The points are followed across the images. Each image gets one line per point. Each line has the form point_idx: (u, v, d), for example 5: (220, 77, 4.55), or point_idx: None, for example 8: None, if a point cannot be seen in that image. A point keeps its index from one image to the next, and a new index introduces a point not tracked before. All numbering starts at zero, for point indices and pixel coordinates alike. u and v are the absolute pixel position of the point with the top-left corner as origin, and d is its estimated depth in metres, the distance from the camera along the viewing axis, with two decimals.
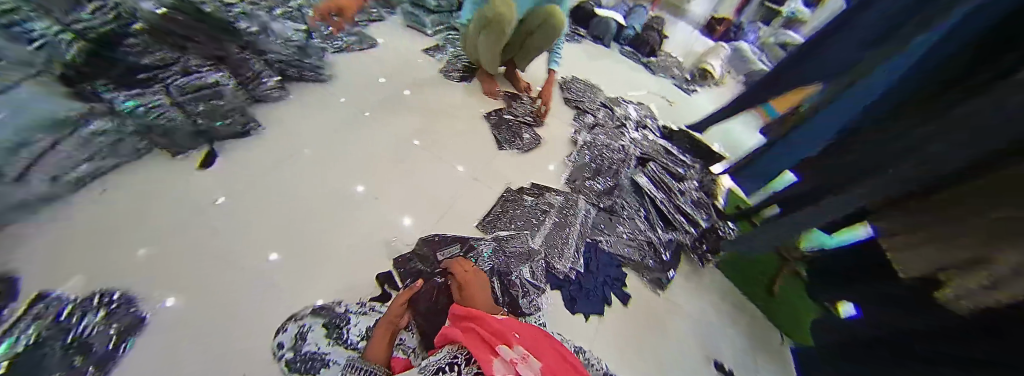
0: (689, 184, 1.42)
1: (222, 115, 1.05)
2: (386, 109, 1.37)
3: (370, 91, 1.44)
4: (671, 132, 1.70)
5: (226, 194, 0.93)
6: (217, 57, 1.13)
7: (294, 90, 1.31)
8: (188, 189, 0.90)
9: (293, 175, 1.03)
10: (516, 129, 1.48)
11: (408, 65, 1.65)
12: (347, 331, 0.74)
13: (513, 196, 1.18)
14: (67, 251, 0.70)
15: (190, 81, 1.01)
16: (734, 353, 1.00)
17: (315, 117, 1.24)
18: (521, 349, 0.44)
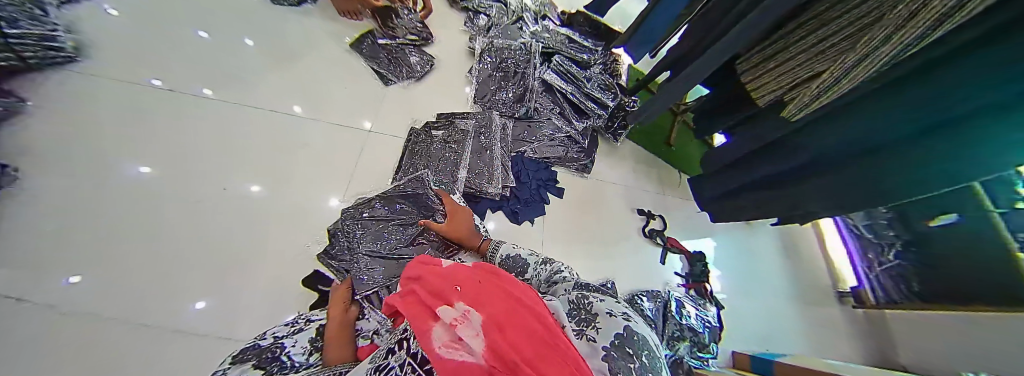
0: (595, 69, 1.18)
1: None
2: (182, 129, 0.90)
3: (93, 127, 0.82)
4: (569, 15, 1.28)
5: (82, 269, 0.70)
6: None
7: (12, 155, 0.74)
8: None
9: (104, 262, 0.72)
10: (399, 52, 1.15)
11: (271, 48, 1.08)
12: (287, 357, 0.55)
13: (421, 137, 0.99)
14: None
15: None
16: (652, 195, 1.18)
17: (43, 219, 0.72)
18: (463, 306, 0.33)
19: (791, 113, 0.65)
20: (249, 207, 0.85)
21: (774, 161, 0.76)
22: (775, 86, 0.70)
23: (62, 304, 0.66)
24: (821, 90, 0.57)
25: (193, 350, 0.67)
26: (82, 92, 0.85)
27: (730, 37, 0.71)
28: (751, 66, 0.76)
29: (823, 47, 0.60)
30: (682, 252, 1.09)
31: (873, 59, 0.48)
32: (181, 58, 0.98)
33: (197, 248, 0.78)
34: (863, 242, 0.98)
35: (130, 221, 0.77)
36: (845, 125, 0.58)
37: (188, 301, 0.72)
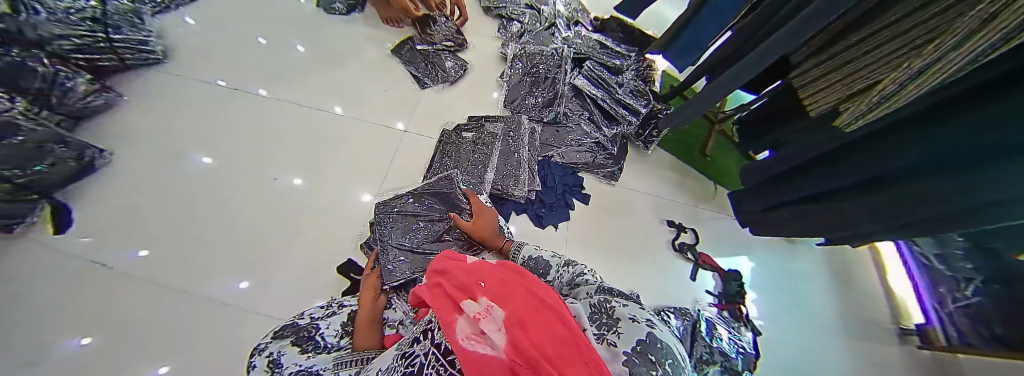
0: (628, 74, 1.16)
1: (34, 153, 0.69)
2: (241, 124, 0.99)
3: (170, 120, 0.94)
4: (603, 21, 1.27)
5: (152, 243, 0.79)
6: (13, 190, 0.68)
7: (106, 141, 0.87)
8: (87, 269, 0.73)
9: (169, 239, 0.81)
10: (434, 57, 1.20)
11: (321, 52, 1.18)
12: (321, 338, 0.59)
13: (452, 138, 1.03)
14: (46, 300, 0.69)
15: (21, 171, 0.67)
16: (684, 207, 1.12)
17: (124, 197, 0.83)
18: (486, 301, 0.34)
19: (847, 122, 0.63)
20: (293, 197, 0.92)
21: (825, 175, 0.70)
22: (833, 95, 0.67)
23: (135, 274, 0.75)
24: (878, 101, 0.56)
25: (237, 325, 0.74)
26: (162, 89, 0.97)
27: (769, 44, 0.68)
28: (807, 74, 0.73)
29: (881, 54, 0.57)
30: (716, 270, 1.03)
31: (937, 69, 0.46)
32: (243, 61, 1.09)
33: (247, 232, 0.85)
34: (934, 275, 0.87)
35: (193, 205, 0.86)
36: (917, 134, 0.52)
37: (236, 279, 0.79)
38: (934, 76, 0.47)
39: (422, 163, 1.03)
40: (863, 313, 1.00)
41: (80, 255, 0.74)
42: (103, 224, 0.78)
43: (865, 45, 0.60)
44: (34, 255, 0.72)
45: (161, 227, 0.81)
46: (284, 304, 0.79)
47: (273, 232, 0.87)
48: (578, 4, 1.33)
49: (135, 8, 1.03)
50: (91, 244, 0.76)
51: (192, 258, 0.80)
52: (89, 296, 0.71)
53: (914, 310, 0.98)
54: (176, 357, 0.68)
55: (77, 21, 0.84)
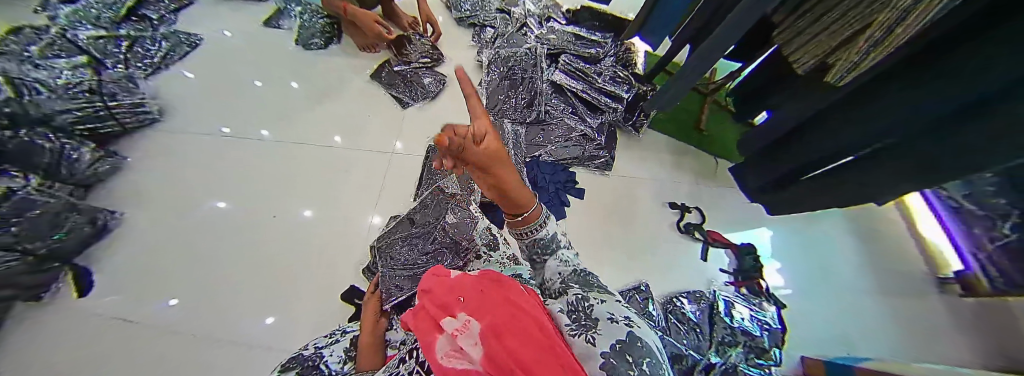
0: (606, 61, 1.14)
1: (52, 223, 0.76)
2: (238, 169, 1.04)
3: (174, 175, 0.99)
4: (575, 12, 1.26)
5: (167, 294, 0.83)
6: (40, 260, 0.75)
7: (118, 202, 0.92)
8: (111, 325, 0.77)
9: (183, 287, 0.84)
10: (413, 76, 1.22)
11: (306, 88, 1.21)
12: (325, 366, 0.60)
13: (438, 152, 1.03)
14: (78, 360, 0.73)
15: (48, 239, 0.75)
16: (688, 187, 1.08)
17: (137, 252, 0.87)
18: (465, 316, 0.33)
19: (838, 77, 0.57)
20: (291, 232, 0.95)
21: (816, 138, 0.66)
22: (813, 53, 0.62)
23: (154, 324, 0.79)
24: (871, 46, 0.49)
25: (252, 362, 0.76)
26: (163, 145, 1.03)
27: (740, 9, 0.65)
28: (785, 33, 0.68)
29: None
30: (729, 246, 0.97)
31: (925, 4, 0.39)
32: (233, 107, 1.14)
33: (252, 271, 0.88)
34: (966, 217, 0.76)
35: (200, 252, 0.89)
36: (898, 81, 0.49)
37: (247, 318, 0.82)
38: (913, 20, 0.41)
39: (413, 180, 1.04)
40: (898, 272, 0.93)
41: (104, 313, 0.79)
42: (121, 281, 0.83)
43: None
44: (63, 317, 0.77)
45: (175, 277, 0.85)
46: (296, 338, 0.80)
47: (277, 268, 0.89)
48: (548, 0, 1.32)
49: (129, 74, 1.08)
50: (113, 301, 0.80)
51: (204, 304, 0.83)
52: (117, 351, 0.75)
53: (948, 256, 0.90)
54: None
55: (75, 95, 0.91)
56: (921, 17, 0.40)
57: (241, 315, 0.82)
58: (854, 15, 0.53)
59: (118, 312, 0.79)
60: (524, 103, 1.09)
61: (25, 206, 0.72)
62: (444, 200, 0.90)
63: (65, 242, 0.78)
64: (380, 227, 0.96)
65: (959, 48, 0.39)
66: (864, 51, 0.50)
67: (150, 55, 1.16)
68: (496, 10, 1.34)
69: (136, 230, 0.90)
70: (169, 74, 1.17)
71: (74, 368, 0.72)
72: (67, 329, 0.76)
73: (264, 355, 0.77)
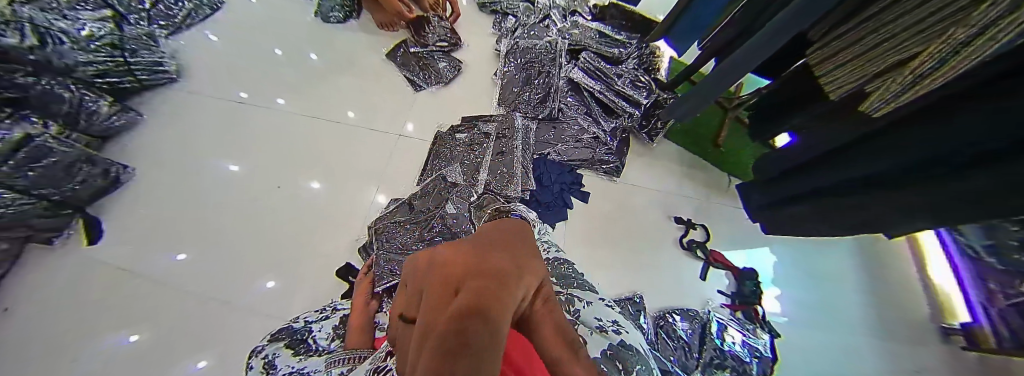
0: (628, 64, 1.10)
1: (66, 172, 0.77)
2: (247, 136, 1.04)
3: (186, 135, 1.01)
4: (601, 7, 1.21)
5: (166, 250, 0.85)
6: (55, 204, 0.78)
7: (131, 157, 0.94)
8: (115, 275, 0.80)
9: (184, 246, 0.87)
10: (428, 59, 1.19)
11: (321, 61, 1.20)
12: (313, 340, 0.62)
13: (445, 140, 1.02)
14: (84, 304, 0.76)
15: (62, 188, 0.77)
16: (696, 202, 1.04)
17: (144, 207, 0.89)
18: None
19: (872, 108, 0.53)
20: (294, 203, 0.96)
21: (828, 170, 0.64)
22: (851, 79, 0.58)
23: (156, 278, 0.82)
24: (917, 78, 0.45)
25: (243, 326, 0.79)
26: (177, 105, 1.05)
27: (777, 23, 0.61)
28: (821, 53, 0.63)
29: (917, 20, 0.46)
30: (730, 268, 0.94)
31: (989, 38, 0.35)
32: (249, 74, 1.15)
33: (252, 238, 0.90)
34: (982, 269, 0.72)
35: (204, 214, 0.91)
36: (927, 116, 0.46)
37: (242, 283, 0.84)
38: (968, 56, 0.38)
39: (417, 166, 1.03)
40: (905, 315, 0.89)
41: (109, 262, 0.82)
42: (128, 233, 0.86)
43: (891, 15, 0.50)
44: (74, 261, 0.81)
45: (178, 235, 0.88)
46: (287, 309, 0.82)
47: (276, 239, 0.90)
48: None
49: (151, 32, 1.09)
50: (119, 252, 0.83)
51: (204, 265, 0.85)
52: (119, 299, 0.78)
53: (958, 307, 0.84)
54: (200, 356, 0.74)
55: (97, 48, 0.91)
56: (981, 54, 0.36)
57: (235, 282, 0.84)
58: (903, 42, 0.49)
59: (123, 263, 0.82)
60: (537, 99, 1.06)
61: (40, 155, 0.71)
62: (446, 190, 0.90)
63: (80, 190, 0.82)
64: (378, 209, 0.97)
65: (1003, 91, 0.35)
66: (909, 83, 0.46)
67: (171, 13, 1.17)
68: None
69: (146, 185, 0.92)
70: (188, 35, 1.19)
71: (80, 311, 0.75)
72: (75, 273, 0.79)
73: (255, 321, 0.79)
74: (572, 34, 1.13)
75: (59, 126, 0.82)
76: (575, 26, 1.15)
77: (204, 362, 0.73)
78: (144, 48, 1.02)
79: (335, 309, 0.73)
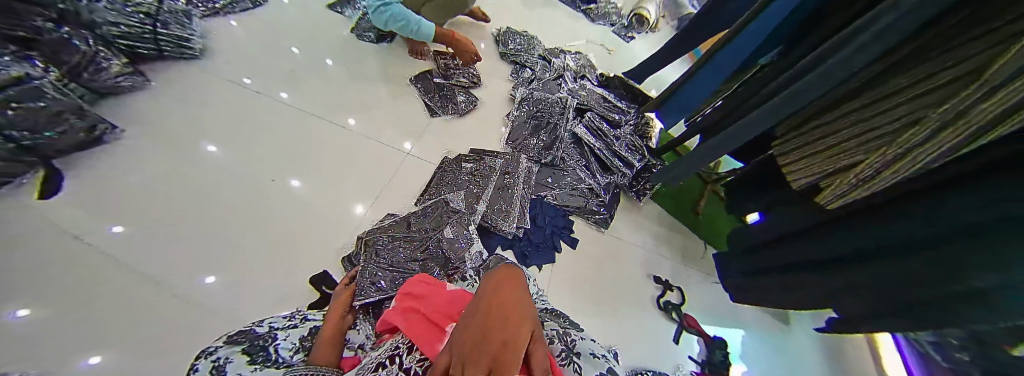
0: (626, 129, 1.23)
1: (48, 119, 0.76)
2: (249, 124, 1.03)
3: (187, 111, 1.00)
4: (608, 77, 1.38)
5: (123, 221, 0.79)
6: (25, 149, 0.75)
7: (123, 120, 0.92)
8: (58, 238, 0.73)
9: (149, 221, 0.81)
10: (448, 90, 1.28)
11: (345, 70, 1.25)
12: (274, 350, 0.56)
13: (451, 165, 1.06)
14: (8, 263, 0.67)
15: (38, 134, 0.75)
16: (673, 266, 1.10)
17: (116, 175, 0.84)
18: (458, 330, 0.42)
19: (829, 201, 0.62)
20: (286, 198, 0.94)
21: (791, 251, 0.73)
22: (806, 173, 0.67)
23: (107, 250, 0.75)
24: (862, 180, 0.54)
25: (193, 319, 0.71)
26: (187, 80, 1.05)
27: (745, 123, 0.71)
28: (783, 149, 0.74)
29: (855, 132, 0.57)
30: (702, 334, 0.98)
31: (930, 148, 0.43)
32: (271, 67, 1.17)
33: (230, 226, 0.85)
34: (931, 365, 0.79)
35: (181, 193, 0.87)
36: (870, 215, 0.56)
37: (200, 271, 0.78)
38: (908, 164, 0.47)
39: (418, 185, 1.05)
40: None
41: (56, 223, 0.75)
42: (88, 196, 0.80)
43: (833, 131, 0.61)
44: (14, 214, 0.73)
45: (148, 207, 0.83)
46: (248, 310, 0.76)
47: (252, 233, 0.86)
48: (587, 61, 1.45)
49: (189, 11, 1.13)
50: (71, 214, 0.77)
51: (163, 245, 0.79)
52: (52, 266, 0.70)
53: None
54: (101, 350, 0.63)
55: (131, 14, 0.96)
56: (920, 160, 0.45)
57: (190, 270, 0.77)
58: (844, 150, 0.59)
59: (71, 226, 0.75)
60: (541, 143, 1.15)
61: (29, 96, 0.72)
62: (445, 211, 0.91)
63: (54, 141, 0.79)
64: (369, 219, 0.95)
65: (943, 200, 0.45)
66: (862, 181, 0.55)
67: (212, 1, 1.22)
68: (541, 55, 1.45)
69: (124, 151, 0.88)
70: (221, 21, 1.22)
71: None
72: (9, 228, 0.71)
73: (202, 318, 0.72)
74: (581, 96, 1.27)
75: (59, 74, 0.81)
76: (584, 90, 1.30)
77: (99, 357, 0.62)
78: (173, 22, 1.06)
79: (304, 318, 0.68)
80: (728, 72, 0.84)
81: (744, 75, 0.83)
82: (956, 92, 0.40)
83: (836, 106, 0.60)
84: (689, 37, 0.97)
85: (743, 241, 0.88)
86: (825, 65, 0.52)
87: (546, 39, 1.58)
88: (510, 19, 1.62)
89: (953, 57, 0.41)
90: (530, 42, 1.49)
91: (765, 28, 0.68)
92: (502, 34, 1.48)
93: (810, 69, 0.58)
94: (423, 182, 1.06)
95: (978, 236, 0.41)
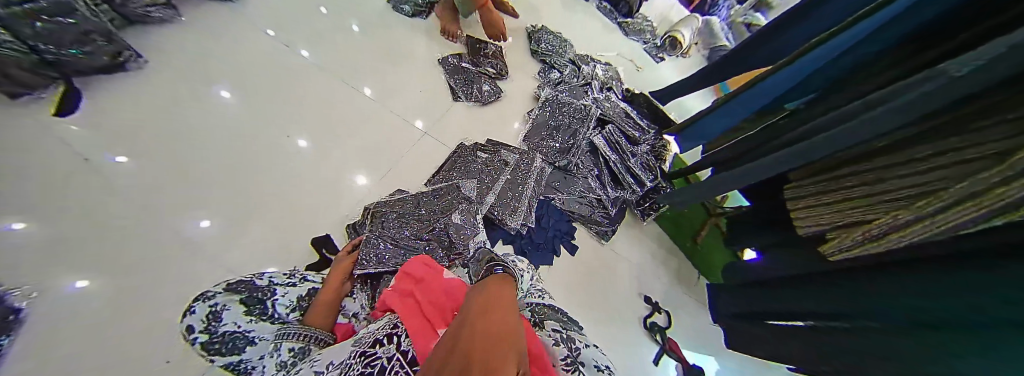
0: (643, 147, 1.24)
1: (75, 38, 0.76)
2: (270, 76, 1.02)
3: (211, 53, 0.99)
4: (633, 93, 1.38)
5: (128, 152, 0.78)
6: (47, 63, 0.76)
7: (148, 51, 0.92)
8: (64, 156, 0.72)
9: (158, 155, 0.81)
10: (474, 77, 1.27)
11: (375, 39, 1.24)
12: (271, 305, 0.56)
13: (466, 153, 1.06)
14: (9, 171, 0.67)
15: (62, 50, 0.76)
16: (664, 289, 1.12)
17: (130, 104, 0.84)
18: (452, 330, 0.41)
19: (833, 252, 0.63)
20: (297, 158, 0.93)
21: (785, 293, 0.74)
22: (815, 220, 0.69)
23: (113, 176, 0.74)
24: (866, 238, 0.56)
25: (186, 260, 0.71)
26: (217, 22, 1.04)
27: (760, 164, 0.72)
28: (796, 193, 0.75)
29: (869, 191, 0.58)
30: (681, 360, 0.99)
31: (934, 222, 0.45)
32: (302, 23, 1.16)
33: (240, 176, 0.86)
34: None
35: (193, 133, 0.86)
36: (868, 273, 0.57)
37: (201, 215, 0.78)
38: (914, 231, 0.48)
39: (430, 167, 1.05)
40: None
41: (64, 141, 0.74)
42: (99, 120, 0.79)
43: (846, 188, 0.62)
44: (25, 126, 0.73)
45: (158, 142, 0.82)
46: (246, 260, 0.76)
47: (259, 186, 0.86)
48: (615, 73, 1.45)
49: None
50: (80, 135, 0.76)
51: (168, 181, 0.79)
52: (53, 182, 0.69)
53: None
54: (86, 275, 0.62)
55: None
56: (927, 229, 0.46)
57: (192, 211, 0.77)
58: (854, 206, 0.60)
59: (78, 146, 0.75)
60: (558, 146, 1.15)
61: (61, 12, 0.72)
62: (455, 197, 0.91)
63: (77, 59, 0.79)
64: (377, 193, 0.95)
65: (945, 272, 0.46)
66: (865, 240, 0.56)
67: None
68: (571, 59, 1.44)
69: (144, 82, 0.88)
70: None
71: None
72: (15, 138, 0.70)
73: (196, 261, 0.72)
74: (603, 106, 1.27)
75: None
76: (607, 101, 1.31)
77: (85, 282, 0.61)
78: None
79: (304, 277, 0.68)
80: (753, 110, 0.84)
81: (768, 116, 0.83)
82: (970, 173, 0.41)
83: (850, 164, 0.62)
84: (720, 69, 0.98)
85: (739, 276, 0.90)
86: (848, 122, 0.53)
87: (577, 44, 1.58)
88: (546, 18, 1.62)
89: (972, 138, 0.42)
90: (562, 44, 1.48)
91: (799, 74, 0.69)
92: (535, 31, 1.48)
93: (830, 123, 0.59)
94: (436, 164, 1.06)
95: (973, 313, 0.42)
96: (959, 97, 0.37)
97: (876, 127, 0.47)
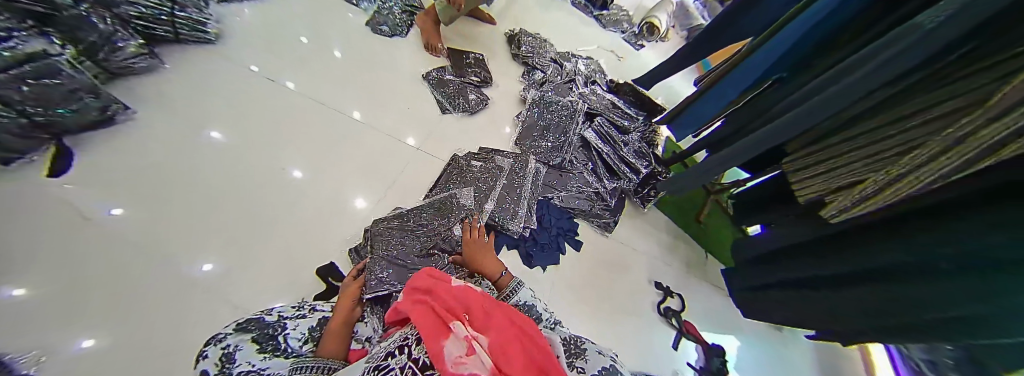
0: (634, 136, 1.25)
1: (62, 97, 0.77)
2: (258, 111, 1.04)
3: (196, 95, 1.00)
4: (617, 84, 1.39)
5: (123, 203, 0.78)
6: (37, 125, 0.77)
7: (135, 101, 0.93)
8: (64, 215, 0.73)
9: (153, 203, 0.81)
10: (459, 87, 1.28)
11: (357, 61, 1.25)
12: (284, 339, 0.57)
13: (460, 163, 1.06)
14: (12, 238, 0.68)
15: (51, 109, 0.76)
16: (675, 274, 1.11)
17: (123, 155, 0.85)
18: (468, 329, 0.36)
19: (830, 214, 0.62)
20: (294, 188, 0.94)
21: (793, 263, 0.74)
22: (813, 189, 0.69)
23: (109, 229, 0.75)
24: (860, 200, 0.56)
25: (193, 304, 0.71)
26: (199, 65, 1.06)
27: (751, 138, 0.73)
28: (792, 165, 0.75)
29: (861, 153, 0.58)
30: (701, 342, 1.00)
31: (923, 175, 0.45)
32: (282, 54, 1.18)
33: (238, 214, 0.86)
34: None
35: (187, 177, 0.87)
36: (871, 232, 0.57)
37: (205, 256, 0.78)
38: (904, 187, 0.48)
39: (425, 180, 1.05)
40: None
41: (60, 200, 0.75)
42: (94, 176, 0.80)
43: (839, 153, 0.63)
44: (22, 190, 0.73)
45: (151, 190, 0.83)
46: (252, 296, 0.76)
47: (258, 220, 0.86)
48: (597, 66, 1.46)
49: None
50: (76, 192, 0.76)
51: (167, 227, 0.79)
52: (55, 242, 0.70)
53: None
54: (93, 333, 0.62)
55: None
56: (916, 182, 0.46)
57: (195, 253, 0.78)
58: (849, 169, 0.60)
59: (75, 203, 0.75)
60: (550, 145, 1.16)
61: (48, 73, 0.73)
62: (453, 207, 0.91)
63: (66, 118, 0.80)
64: (377, 213, 0.95)
65: (940, 223, 0.46)
66: (862, 203, 0.56)
67: None
68: (552, 58, 1.46)
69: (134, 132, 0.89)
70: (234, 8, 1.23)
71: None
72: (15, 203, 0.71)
73: (204, 303, 0.72)
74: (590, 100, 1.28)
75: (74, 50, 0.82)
76: (594, 94, 1.32)
77: (93, 340, 0.61)
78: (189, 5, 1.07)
79: (314, 307, 0.68)
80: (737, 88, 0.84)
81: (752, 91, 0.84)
82: (953, 121, 0.42)
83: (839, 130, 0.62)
84: (697, 49, 0.99)
85: (745, 251, 0.90)
86: (829, 88, 0.54)
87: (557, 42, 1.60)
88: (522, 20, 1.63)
89: (953, 89, 0.42)
90: (541, 44, 1.50)
91: (774, 47, 0.70)
92: (514, 36, 1.50)
93: (814, 91, 0.59)
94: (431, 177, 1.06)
95: (975, 259, 0.42)
96: (928, 49, 0.38)
97: (857, 89, 0.48)
